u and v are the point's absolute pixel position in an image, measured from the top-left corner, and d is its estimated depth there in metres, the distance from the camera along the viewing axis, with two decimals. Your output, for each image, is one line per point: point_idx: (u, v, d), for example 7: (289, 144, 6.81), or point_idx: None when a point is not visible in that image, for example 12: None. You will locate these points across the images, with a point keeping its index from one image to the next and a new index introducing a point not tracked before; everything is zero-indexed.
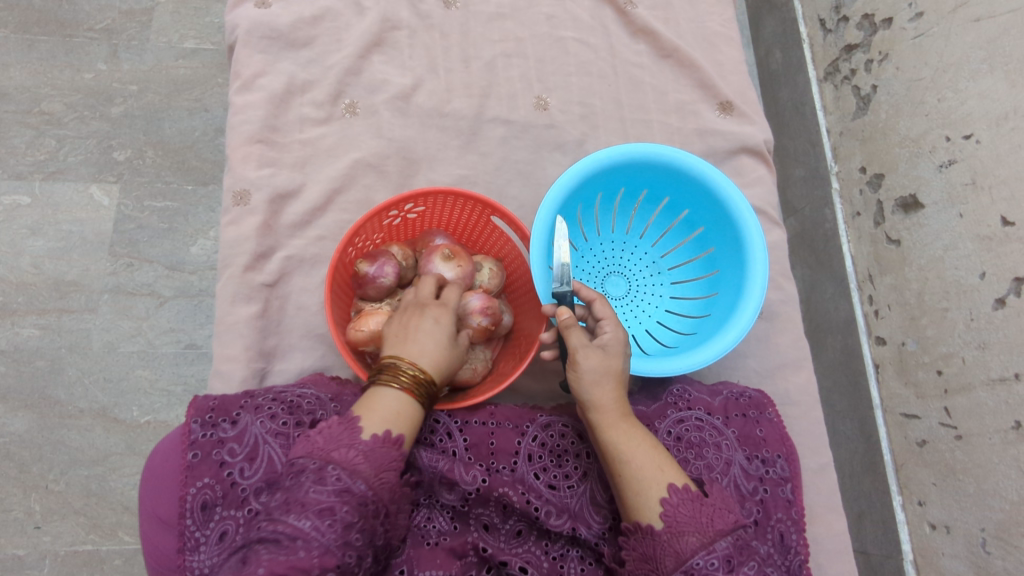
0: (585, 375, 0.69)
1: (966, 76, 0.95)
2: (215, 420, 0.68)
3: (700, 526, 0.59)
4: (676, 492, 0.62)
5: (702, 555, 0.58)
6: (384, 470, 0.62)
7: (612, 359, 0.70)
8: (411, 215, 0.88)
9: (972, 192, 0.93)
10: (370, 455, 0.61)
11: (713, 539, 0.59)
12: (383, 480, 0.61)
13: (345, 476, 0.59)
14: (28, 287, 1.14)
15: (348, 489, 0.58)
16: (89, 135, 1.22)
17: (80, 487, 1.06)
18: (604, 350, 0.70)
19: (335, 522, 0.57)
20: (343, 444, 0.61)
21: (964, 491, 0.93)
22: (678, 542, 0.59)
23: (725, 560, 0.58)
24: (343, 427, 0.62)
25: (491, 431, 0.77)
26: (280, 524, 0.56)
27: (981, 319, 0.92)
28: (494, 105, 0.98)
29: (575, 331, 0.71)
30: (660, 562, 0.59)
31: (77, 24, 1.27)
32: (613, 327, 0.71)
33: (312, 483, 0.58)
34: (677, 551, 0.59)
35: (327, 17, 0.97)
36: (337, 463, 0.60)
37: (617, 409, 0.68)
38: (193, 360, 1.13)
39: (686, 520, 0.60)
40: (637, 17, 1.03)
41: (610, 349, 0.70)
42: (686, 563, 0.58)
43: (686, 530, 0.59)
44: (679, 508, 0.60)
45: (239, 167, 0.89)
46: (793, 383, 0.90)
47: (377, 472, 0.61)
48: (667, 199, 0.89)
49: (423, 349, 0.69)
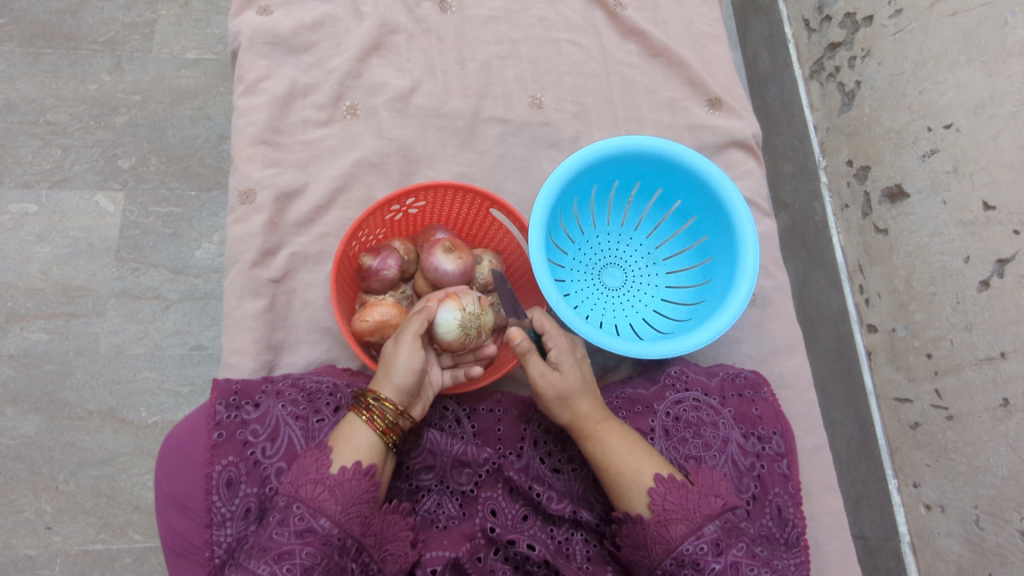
0: (550, 401, 0.70)
1: (945, 68, 0.98)
2: (239, 403, 0.69)
3: (687, 512, 0.63)
4: (663, 481, 0.65)
5: (691, 541, 0.62)
6: (353, 505, 0.61)
7: (575, 372, 0.70)
8: (412, 210, 0.90)
9: (954, 179, 0.96)
10: (336, 491, 0.61)
11: (701, 524, 0.62)
12: (351, 515, 0.60)
13: (307, 515, 0.59)
14: (36, 292, 1.16)
15: (310, 529, 0.59)
16: (95, 143, 1.25)
17: (90, 487, 1.08)
18: (564, 370, 0.70)
19: (292, 566, 0.57)
20: (310, 481, 0.61)
21: (956, 469, 0.95)
22: (667, 530, 0.63)
23: (714, 543, 0.62)
24: (314, 459, 0.63)
25: (498, 417, 0.80)
26: (240, 570, 0.57)
27: (967, 301, 0.94)
28: (491, 105, 1.01)
29: (532, 357, 0.69)
30: (651, 549, 0.63)
31: (81, 37, 1.30)
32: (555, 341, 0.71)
33: (276, 525, 0.59)
34: (666, 539, 0.62)
35: (326, 23, 1.00)
36: (302, 501, 0.60)
37: (594, 415, 0.70)
38: (200, 361, 1.15)
39: (673, 508, 0.63)
40: (627, 18, 1.07)
41: (569, 366, 0.70)
42: (675, 550, 0.62)
43: (675, 518, 0.63)
44: (666, 497, 0.64)
45: (245, 167, 0.92)
46: (787, 367, 0.92)
47: (344, 508, 0.60)
48: (660, 190, 0.92)
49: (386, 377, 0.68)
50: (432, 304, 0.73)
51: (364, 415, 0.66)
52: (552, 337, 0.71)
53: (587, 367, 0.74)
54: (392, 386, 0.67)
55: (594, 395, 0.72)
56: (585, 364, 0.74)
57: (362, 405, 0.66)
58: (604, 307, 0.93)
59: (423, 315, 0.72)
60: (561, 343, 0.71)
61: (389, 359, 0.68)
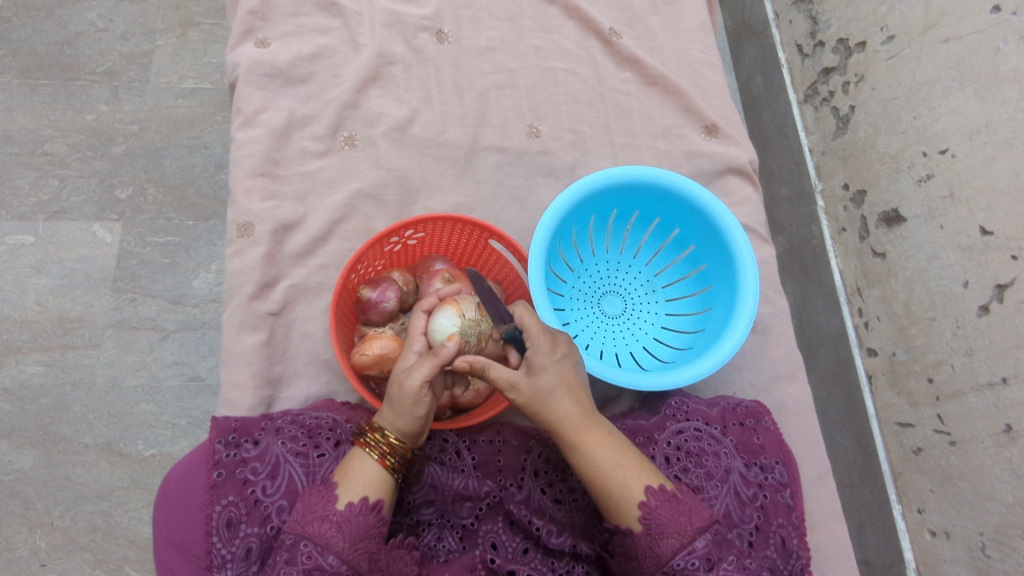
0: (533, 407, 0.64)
1: (938, 94, 0.99)
2: (238, 441, 0.68)
3: (680, 526, 0.61)
4: (654, 494, 0.62)
5: (681, 556, 0.60)
6: (360, 541, 0.60)
7: (551, 374, 0.63)
8: (411, 241, 0.90)
9: (951, 204, 0.97)
10: (344, 527, 0.59)
11: (692, 539, 0.61)
12: (360, 551, 0.59)
13: (315, 553, 0.58)
14: (32, 324, 1.15)
15: (318, 568, 0.58)
16: (92, 174, 1.25)
17: (86, 523, 1.06)
18: (534, 374, 0.63)
19: None
20: (317, 518, 0.60)
21: (961, 495, 0.95)
22: (658, 544, 0.61)
23: (706, 559, 0.60)
24: (319, 496, 0.62)
25: (497, 448, 0.79)
26: None
27: (967, 326, 0.94)
28: (488, 134, 1.02)
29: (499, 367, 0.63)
30: (642, 562, 0.62)
31: (79, 68, 1.31)
32: (541, 342, 0.64)
33: (283, 566, 0.58)
34: (656, 554, 0.61)
35: (324, 54, 1.01)
36: (310, 538, 0.59)
37: (579, 412, 0.64)
38: (197, 392, 1.14)
39: (666, 522, 0.61)
40: (622, 46, 1.08)
41: (539, 368, 0.63)
42: (667, 565, 0.60)
43: (667, 533, 0.61)
44: (658, 509, 0.61)
45: (243, 200, 0.92)
46: (789, 394, 0.91)
47: (352, 545, 0.59)
48: (658, 218, 0.92)
49: (391, 410, 0.64)
50: (451, 347, 0.63)
51: (376, 454, 0.63)
52: (528, 338, 0.64)
53: (574, 361, 0.66)
54: (401, 429, 0.63)
55: (578, 396, 0.65)
56: (572, 359, 0.66)
57: (365, 437, 0.64)
58: (604, 336, 0.92)
59: (437, 360, 0.62)
60: (536, 345, 0.64)
61: (396, 402, 0.63)
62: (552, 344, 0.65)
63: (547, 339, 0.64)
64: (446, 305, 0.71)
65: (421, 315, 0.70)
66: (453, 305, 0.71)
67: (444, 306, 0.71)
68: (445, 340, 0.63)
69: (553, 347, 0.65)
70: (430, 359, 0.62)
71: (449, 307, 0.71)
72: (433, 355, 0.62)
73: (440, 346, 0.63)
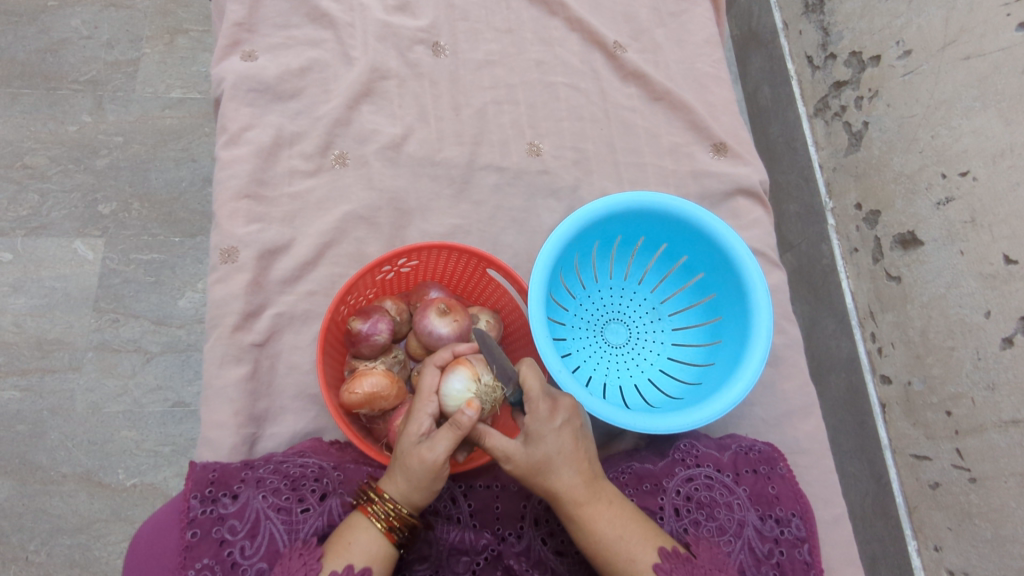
0: (540, 477, 0.60)
1: (958, 114, 0.95)
2: (216, 495, 0.63)
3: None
4: (668, 556, 0.60)
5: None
6: None
7: (552, 443, 0.60)
8: (404, 269, 0.86)
9: (972, 230, 0.92)
10: None
11: None
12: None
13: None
14: (8, 346, 1.11)
15: None
16: (74, 188, 1.20)
17: (63, 557, 1.01)
18: (534, 444, 0.60)
19: None
20: None
21: (982, 536, 0.90)
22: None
23: None
24: (300, 560, 0.57)
25: (496, 494, 0.74)
26: None
27: (989, 359, 0.90)
28: (487, 152, 0.97)
29: (494, 436, 0.61)
30: None
31: (62, 77, 1.26)
32: (545, 406, 0.61)
33: None
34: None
35: (315, 68, 0.96)
36: None
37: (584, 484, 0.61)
38: (181, 419, 1.09)
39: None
40: (628, 60, 1.03)
41: (539, 437, 0.60)
42: None
43: None
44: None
45: (227, 223, 0.87)
46: (802, 431, 0.87)
47: None
48: (665, 245, 0.88)
49: (405, 481, 0.59)
50: (470, 416, 0.58)
51: (380, 524, 0.59)
52: (528, 402, 0.61)
53: (576, 427, 0.63)
54: (415, 502, 0.60)
55: (581, 466, 0.61)
56: (575, 424, 0.62)
57: (372, 503, 0.60)
58: (606, 367, 0.87)
59: (458, 431, 0.58)
60: (537, 411, 0.61)
61: (413, 473, 0.58)
62: (553, 409, 0.61)
63: (548, 404, 0.61)
64: (460, 365, 0.67)
65: (433, 373, 0.65)
66: (468, 366, 0.67)
67: (458, 366, 0.67)
68: (464, 408, 0.58)
69: (555, 413, 0.61)
70: (451, 430, 0.58)
71: (464, 368, 0.67)
72: (453, 426, 0.58)
73: (459, 414, 0.58)
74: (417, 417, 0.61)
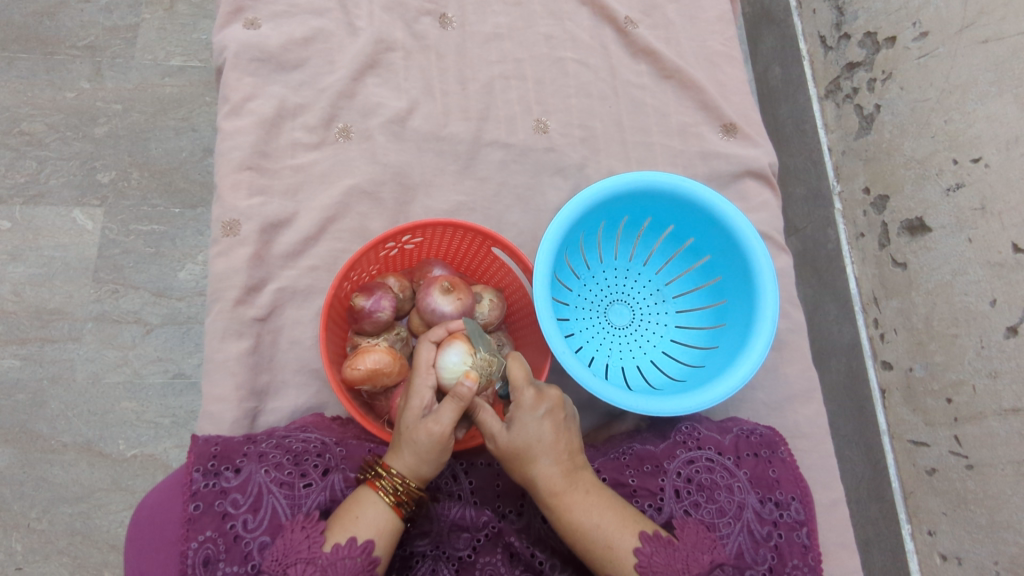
0: (528, 457, 0.61)
1: (973, 98, 0.93)
2: (218, 469, 0.63)
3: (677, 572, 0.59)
4: (649, 540, 0.60)
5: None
6: None
7: (533, 431, 0.61)
8: (408, 246, 0.85)
9: (982, 218, 0.91)
10: (329, 570, 0.55)
11: None
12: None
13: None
14: (8, 315, 1.10)
15: None
16: (72, 156, 1.18)
17: (64, 525, 1.02)
18: (515, 429, 0.61)
19: None
20: (301, 560, 0.56)
21: (976, 522, 0.91)
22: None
23: None
24: (304, 534, 0.57)
25: (496, 472, 0.74)
26: None
27: (992, 347, 0.90)
28: (493, 128, 0.95)
29: (486, 413, 0.63)
30: None
31: (59, 42, 1.23)
32: (530, 394, 0.62)
33: None
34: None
35: (319, 38, 0.94)
36: None
37: (562, 474, 0.62)
38: (181, 390, 1.09)
39: (662, 569, 0.58)
40: (638, 36, 1.01)
41: (520, 423, 0.61)
42: None
43: None
44: (653, 557, 0.59)
45: (229, 195, 0.86)
46: (803, 416, 0.87)
47: None
48: (672, 226, 0.87)
49: (412, 457, 0.59)
50: (469, 386, 0.59)
51: (388, 498, 0.59)
52: (514, 391, 0.63)
53: (559, 418, 0.63)
54: (423, 473, 0.60)
55: (559, 456, 0.62)
56: (558, 415, 0.63)
57: (380, 478, 0.60)
58: (609, 348, 0.87)
59: (460, 403, 0.59)
60: (522, 399, 0.62)
61: (418, 446, 0.59)
62: (538, 398, 0.62)
63: (532, 393, 0.62)
64: (456, 340, 0.66)
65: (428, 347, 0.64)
66: (464, 340, 0.66)
67: (454, 341, 0.66)
68: (464, 379, 0.59)
69: (539, 402, 0.62)
70: (452, 402, 0.59)
71: (460, 342, 0.66)
72: (455, 398, 0.59)
73: (459, 385, 0.59)
74: (418, 391, 0.61)
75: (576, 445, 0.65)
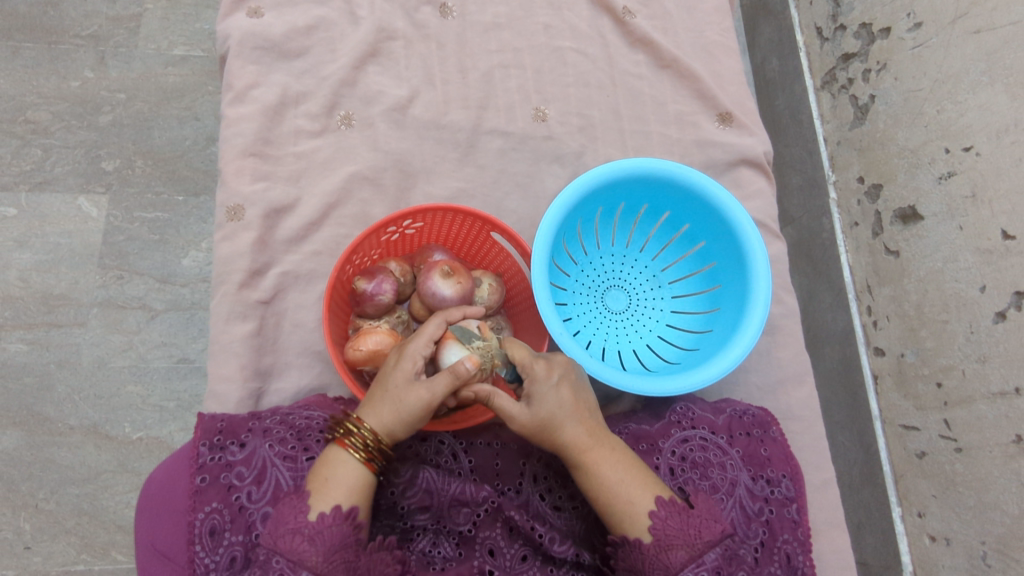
0: (557, 420, 0.63)
1: (966, 88, 0.95)
2: (224, 443, 0.65)
3: (688, 538, 0.60)
4: (664, 505, 0.62)
5: (690, 568, 0.59)
6: (335, 553, 0.57)
7: (553, 399, 0.63)
8: (409, 231, 0.86)
9: (972, 205, 0.93)
10: (316, 539, 0.57)
11: (701, 551, 0.60)
12: (334, 564, 0.56)
13: (287, 569, 0.55)
14: (14, 300, 1.12)
15: None
16: (77, 144, 1.20)
17: (72, 506, 1.04)
18: (536, 404, 0.63)
19: None
20: (288, 531, 0.57)
21: (964, 503, 0.93)
22: (667, 555, 0.60)
23: (715, 571, 0.60)
24: (292, 506, 0.59)
25: (496, 451, 0.77)
26: None
27: (982, 332, 0.92)
28: (492, 116, 0.97)
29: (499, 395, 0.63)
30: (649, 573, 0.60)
31: (63, 31, 1.24)
32: (543, 365, 0.65)
33: None
34: (665, 566, 0.60)
35: (321, 27, 0.95)
36: (283, 553, 0.56)
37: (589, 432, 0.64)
38: (186, 375, 1.11)
39: (675, 533, 0.60)
40: (636, 26, 1.02)
41: (540, 397, 0.63)
42: None
43: (675, 544, 0.60)
44: (668, 521, 0.61)
45: (233, 181, 0.87)
46: (795, 398, 0.89)
47: (326, 557, 0.56)
48: (668, 213, 0.88)
49: (390, 416, 0.62)
50: (469, 367, 0.62)
51: (360, 455, 0.61)
52: (523, 368, 0.66)
53: (573, 380, 0.66)
54: (395, 434, 0.62)
55: (582, 416, 0.64)
56: (570, 377, 0.66)
57: (349, 436, 0.61)
58: (606, 332, 0.89)
59: (455, 378, 0.62)
60: (534, 372, 0.65)
61: (399, 406, 0.61)
62: (549, 367, 0.65)
63: (543, 365, 0.65)
64: (451, 339, 0.68)
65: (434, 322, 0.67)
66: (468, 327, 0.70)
67: (447, 340, 0.68)
68: (466, 360, 0.62)
69: (551, 370, 0.65)
70: (447, 375, 0.62)
71: (454, 340, 0.68)
72: (452, 372, 0.62)
73: (459, 364, 0.62)
74: (411, 356, 0.64)
75: (592, 404, 0.67)
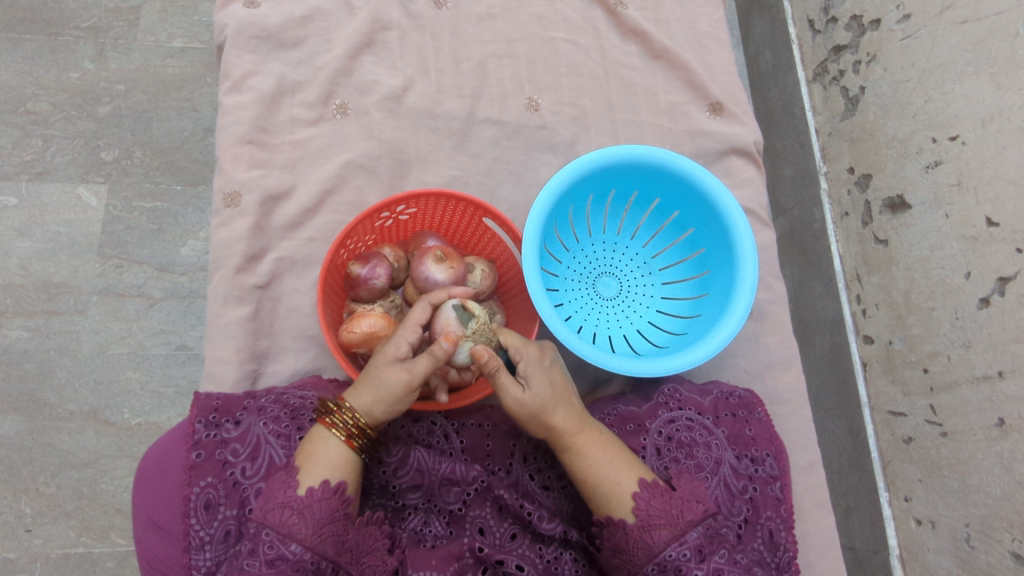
0: (548, 402, 0.66)
1: (952, 78, 0.96)
2: (219, 421, 0.67)
3: (671, 518, 0.62)
4: (647, 486, 0.64)
5: (673, 547, 0.61)
6: (325, 525, 0.58)
7: (548, 383, 0.67)
8: (403, 217, 0.88)
9: (958, 193, 0.95)
10: (306, 513, 0.58)
11: (683, 531, 0.61)
12: (324, 536, 0.58)
13: (276, 542, 0.57)
14: (15, 289, 1.13)
15: (281, 557, 0.57)
16: (77, 134, 1.21)
17: (71, 489, 1.06)
18: (535, 387, 0.66)
19: None
20: (277, 505, 0.58)
21: (949, 486, 0.95)
22: (650, 535, 0.61)
23: (697, 550, 0.61)
24: (281, 481, 0.60)
25: (486, 432, 0.78)
26: None
27: (966, 319, 0.93)
28: (486, 106, 0.98)
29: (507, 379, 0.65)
30: (632, 553, 0.62)
31: (62, 23, 1.25)
32: (530, 348, 0.69)
33: (247, 554, 0.58)
34: (649, 544, 0.61)
35: (317, 17, 0.96)
36: (272, 527, 0.58)
37: (579, 419, 0.67)
38: (185, 361, 1.12)
39: (658, 513, 0.62)
40: (628, 18, 1.03)
41: (539, 380, 0.67)
42: (658, 556, 0.60)
43: (658, 523, 0.61)
44: (650, 502, 0.63)
45: (230, 168, 0.89)
46: (782, 382, 0.91)
47: (315, 531, 0.58)
48: (658, 200, 0.90)
49: (373, 397, 0.64)
50: (445, 347, 0.64)
51: (341, 433, 0.63)
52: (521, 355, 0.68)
53: (558, 368, 0.71)
54: (374, 414, 0.65)
55: (570, 402, 0.68)
56: (558, 367, 0.71)
57: (331, 415, 0.64)
58: (597, 318, 0.91)
59: (434, 359, 0.64)
60: (528, 356, 0.68)
61: (381, 388, 0.64)
62: (540, 354, 0.70)
63: (535, 349, 0.69)
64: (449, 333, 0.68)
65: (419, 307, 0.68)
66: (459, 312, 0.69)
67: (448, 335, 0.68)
68: (443, 340, 0.64)
69: (542, 357, 0.69)
70: (427, 358, 0.64)
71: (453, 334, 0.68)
72: (432, 355, 0.64)
73: (437, 346, 0.64)
74: (397, 342, 0.66)
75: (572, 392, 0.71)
